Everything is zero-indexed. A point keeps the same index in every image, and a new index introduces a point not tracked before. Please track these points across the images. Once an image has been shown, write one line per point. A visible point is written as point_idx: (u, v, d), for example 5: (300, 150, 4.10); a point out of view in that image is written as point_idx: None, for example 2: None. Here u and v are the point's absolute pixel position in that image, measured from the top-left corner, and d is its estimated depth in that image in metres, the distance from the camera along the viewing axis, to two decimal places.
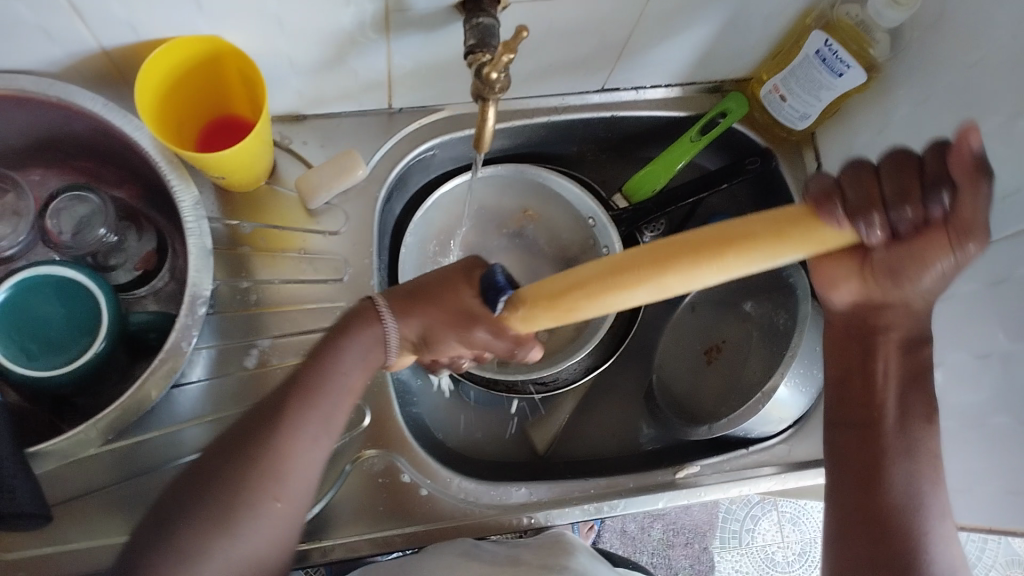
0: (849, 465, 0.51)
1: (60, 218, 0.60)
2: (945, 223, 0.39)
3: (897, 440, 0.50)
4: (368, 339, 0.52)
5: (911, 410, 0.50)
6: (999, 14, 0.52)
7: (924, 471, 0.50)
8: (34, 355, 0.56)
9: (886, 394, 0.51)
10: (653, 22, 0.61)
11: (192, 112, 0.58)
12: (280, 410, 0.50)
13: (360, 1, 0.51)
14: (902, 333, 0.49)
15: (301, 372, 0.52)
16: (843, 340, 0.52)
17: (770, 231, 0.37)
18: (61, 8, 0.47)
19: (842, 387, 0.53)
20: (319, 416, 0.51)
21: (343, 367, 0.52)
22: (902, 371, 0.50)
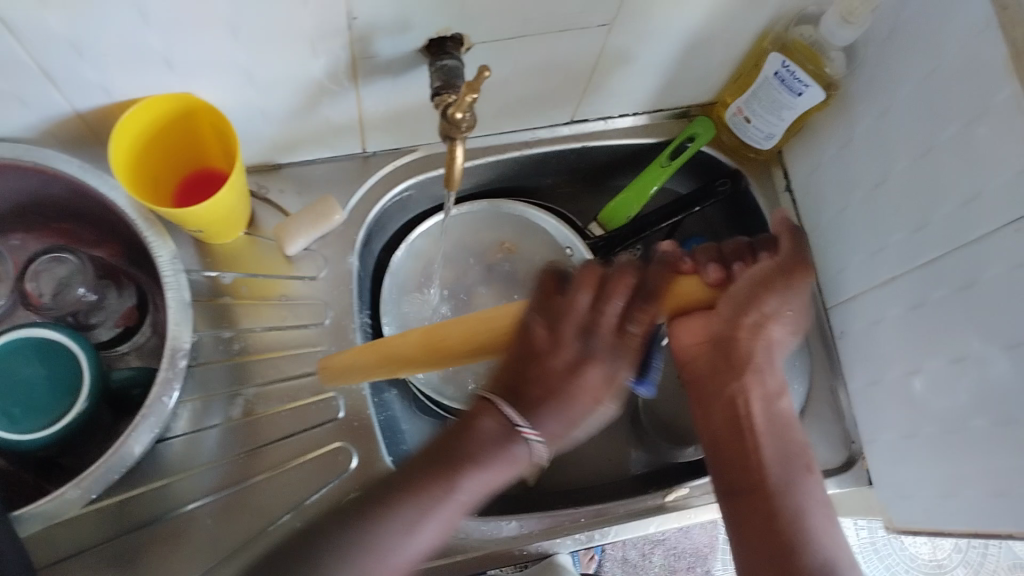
0: (750, 525, 0.57)
1: (40, 279, 0.61)
2: (778, 271, 0.55)
3: (781, 492, 0.57)
4: (501, 471, 0.51)
5: (790, 460, 0.59)
6: (947, 29, 0.54)
7: (819, 517, 0.57)
8: (18, 419, 0.56)
9: (761, 448, 0.59)
10: (615, 55, 0.62)
11: (167, 168, 0.59)
12: (408, 507, 0.48)
13: (328, 49, 0.52)
14: (759, 382, 0.59)
15: (452, 454, 0.50)
16: (707, 400, 0.61)
17: (649, 297, 0.54)
18: (34, 75, 0.47)
19: (717, 451, 0.60)
20: (455, 514, 0.49)
21: (476, 484, 0.50)
22: (769, 423, 0.59)
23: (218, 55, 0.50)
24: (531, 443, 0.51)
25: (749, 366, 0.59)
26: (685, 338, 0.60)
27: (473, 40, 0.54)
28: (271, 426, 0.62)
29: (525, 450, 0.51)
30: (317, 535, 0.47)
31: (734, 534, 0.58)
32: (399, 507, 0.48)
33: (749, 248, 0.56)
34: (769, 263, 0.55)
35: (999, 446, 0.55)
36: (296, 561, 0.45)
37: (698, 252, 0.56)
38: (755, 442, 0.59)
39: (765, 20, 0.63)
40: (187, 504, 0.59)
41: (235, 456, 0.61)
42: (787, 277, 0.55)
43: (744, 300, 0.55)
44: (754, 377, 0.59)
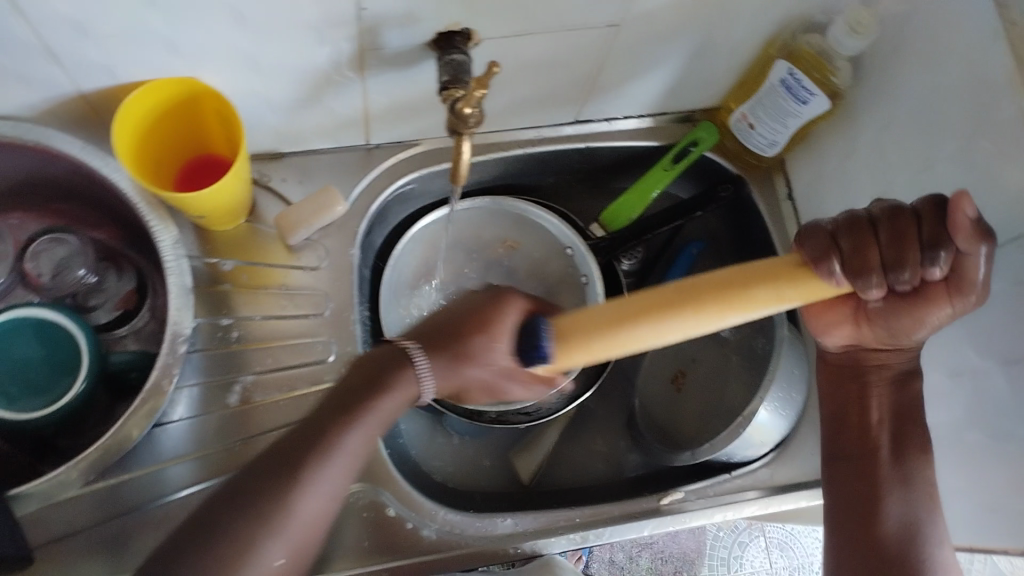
0: (845, 489, 0.58)
1: (40, 260, 0.61)
2: (948, 283, 0.50)
3: (891, 470, 0.57)
4: (394, 398, 0.52)
5: (906, 442, 0.57)
6: (953, 42, 0.54)
7: (921, 502, 0.55)
8: (15, 398, 0.56)
9: (876, 424, 0.58)
10: (622, 56, 0.62)
11: (171, 153, 0.59)
12: (299, 458, 0.48)
13: (335, 39, 0.52)
14: (902, 359, 0.57)
15: (332, 410, 0.51)
16: (838, 382, 0.61)
17: (778, 295, 0.48)
18: (41, 53, 0.47)
19: (835, 422, 0.61)
20: (346, 462, 0.50)
21: (367, 422, 0.51)
22: (896, 408, 0.58)
23: (225, 41, 0.50)
24: (424, 376, 0.53)
25: (870, 365, 0.58)
26: (834, 337, 0.59)
27: (480, 36, 0.55)
28: (267, 414, 0.62)
29: (419, 379, 0.53)
30: (237, 491, 0.47)
31: (829, 504, 0.59)
32: (293, 462, 0.48)
33: (899, 233, 0.48)
34: (944, 292, 0.50)
35: (993, 460, 0.55)
36: (230, 510, 0.46)
37: (842, 244, 0.49)
38: (868, 419, 0.59)
39: (772, 27, 0.63)
40: (180, 490, 0.59)
41: (231, 443, 0.61)
42: (958, 290, 0.49)
43: (884, 311, 0.54)
44: (876, 371, 0.58)
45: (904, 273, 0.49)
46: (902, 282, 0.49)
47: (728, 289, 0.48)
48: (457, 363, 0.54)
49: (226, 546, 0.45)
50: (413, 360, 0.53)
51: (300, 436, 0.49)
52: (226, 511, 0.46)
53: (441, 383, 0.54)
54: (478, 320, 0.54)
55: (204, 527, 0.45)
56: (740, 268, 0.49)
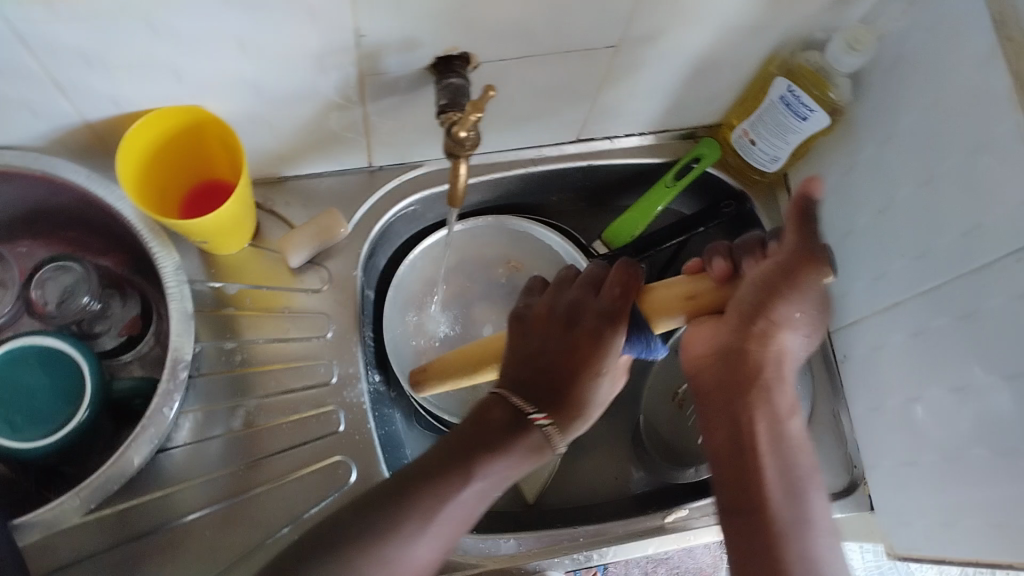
0: (745, 539, 0.57)
1: (46, 287, 0.61)
2: (794, 260, 0.53)
3: (780, 508, 0.57)
4: (514, 461, 0.55)
5: (793, 483, 0.59)
6: (951, 57, 0.54)
7: (819, 542, 0.56)
8: (19, 427, 0.56)
9: (765, 469, 0.59)
10: (621, 75, 0.63)
11: (174, 180, 0.60)
12: (437, 481, 0.52)
13: (335, 66, 0.52)
14: (770, 405, 0.60)
15: (460, 447, 0.54)
16: (713, 417, 0.62)
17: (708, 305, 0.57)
18: (43, 85, 0.48)
19: (722, 463, 0.61)
20: (459, 510, 0.52)
21: (488, 480, 0.54)
22: (773, 443, 0.60)
23: (227, 70, 0.51)
24: (547, 430, 0.56)
25: (755, 377, 0.60)
26: (698, 344, 0.62)
27: (479, 61, 0.55)
28: (272, 437, 0.63)
29: (537, 434, 0.56)
30: (346, 524, 0.50)
31: (729, 550, 0.58)
32: (434, 488, 0.52)
33: (769, 234, 0.54)
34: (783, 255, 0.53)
35: (1000, 478, 0.55)
36: (335, 536, 0.50)
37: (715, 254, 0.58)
38: (754, 460, 0.59)
39: (771, 44, 0.63)
40: (186, 515, 0.59)
41: (235, 466, 0.61)
42: (811, 266, 0.53)
43: (748, 307, 0.55)
44: (763, 395, 0.60)
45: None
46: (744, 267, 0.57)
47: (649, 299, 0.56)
48: (558, 418, 0.57)
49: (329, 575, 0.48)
50: (538, 426, 0.56)
51: (428, 474, 0.53)
52: (331, 542, 0.49)
53: (567, 436, 0.58)
54: (580, 356, 0.57)
55: (330, 543, 0.49)
56: (693, 283, 0.57)
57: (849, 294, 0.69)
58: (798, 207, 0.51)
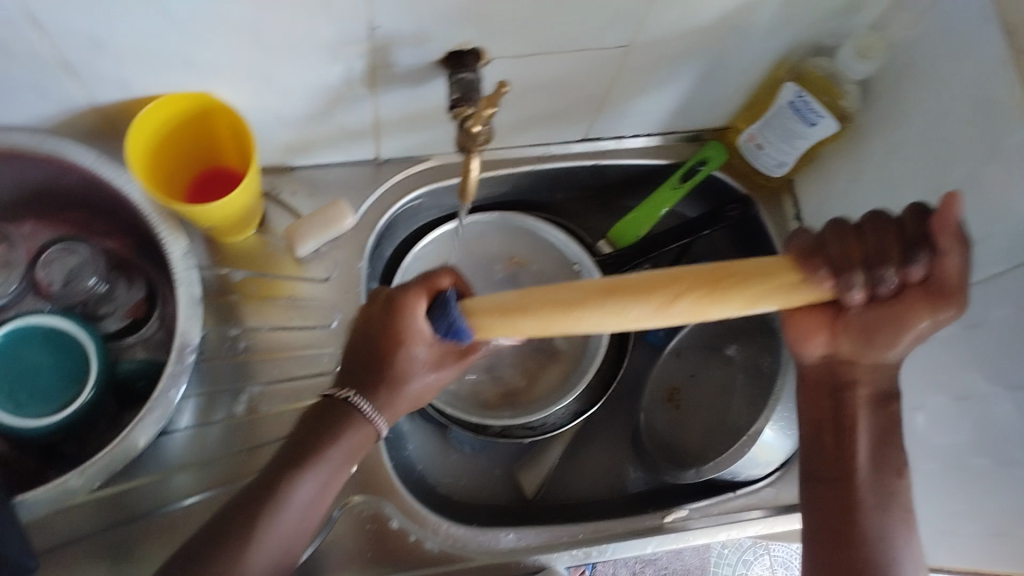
0: (823, 512, 0.55)
1: (51, 268, 0.62)
2: (927, 288, 0.49)
3: (869, 491, 0.54)
4: (347, 444, 0.52)
5: (885, 464, 0.55)
6: (961, 68, 0.55)
7: (895, 521, 0.54)
8: (23, 405, 0.57)
9: (858, 449, 0.55)
10: (632, 75, 0.63)
11: (183, 165, 0.60)
12: (252, 508, 0.49)
13: (347, 56, 0.52)
14: (875, 380, 0.55)
15: (285, 461, 0.51)
16: (815, 395, 0.57)
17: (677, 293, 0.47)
18: (57, 67, 0.48)
19: (815, 442, 0.57)
20: (297, 509, 0.50)
21: (320, 468, 0.51)
22: (878, 429, 0.55)
23: (238, 57, 0.51)
24: (366, 411, 0.53)
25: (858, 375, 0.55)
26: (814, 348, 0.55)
27: (490, 55, 0.55)
28: (272, 425, 0.63)
29: (363, 417, 0.53)
30: (213, 527, 0.49)
31: (806, 522, 0.56)
32: (256, 511, 0.49)
33: (899, 235, 0.48)
34: (922, 292, 0.49)
35: (1001, 485, 0.55)
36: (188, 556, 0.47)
37: (830, 241, 0.49)
38: (851, 437, 0.55)
39: (781, 49, 0.63)
40: (185, 499, 0.59)
41: (235, 452, 0.61)
42: (940, 299, 0.48)
43: (862, 325, 0.52)
44: (862, 389, 0.55)
45: (889, 270, 0.48)
46: (880, 286, 0.49)
47: (701, 288, 0.47)
48: (371, 393, 0.53)
49: None
50: (357, 408, 0.53)
51: (250, 494, 0.50)
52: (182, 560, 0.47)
53: (392, 413, 0.54)
54: (393, 339, 0.53)
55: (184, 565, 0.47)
56: (723, 266, 0.49)
57: None
58: (944, 226, 0.46)
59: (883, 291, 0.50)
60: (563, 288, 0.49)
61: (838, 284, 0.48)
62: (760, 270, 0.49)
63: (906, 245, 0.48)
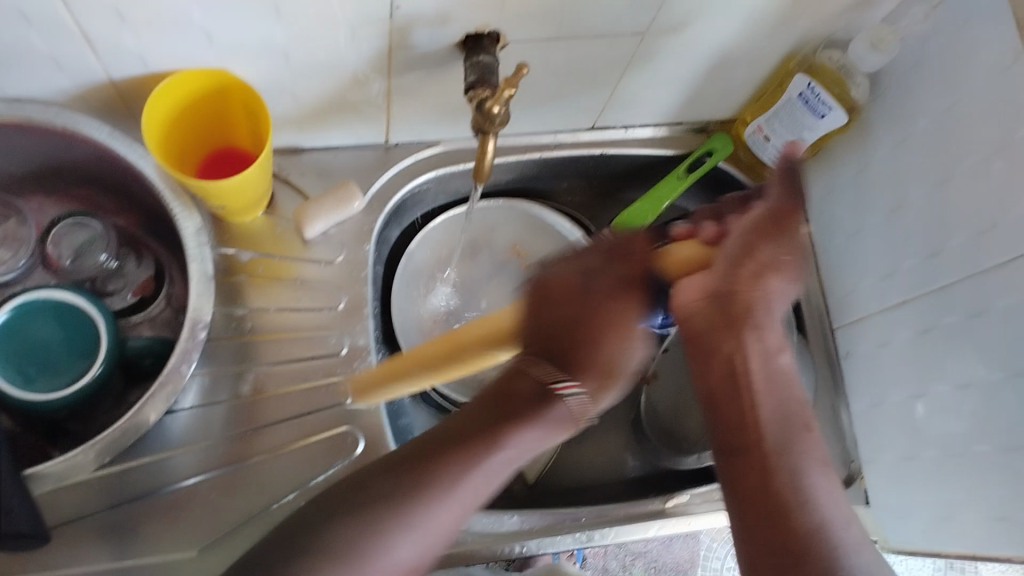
0: (743, 483, 0.53)
1: (60, 243, 0.61)
2: (766, 220, 0.56)
3: (777, 449, 0.53)
4: (534, 435, 0.49)
5: (785, 416, 0.55)
6: (973, 63, 0.55)
7: (813, 473, 0.53)
8: (32, 377, 0.56)
9: (759, 403, 0.55)
10: (643, 63, 0.63)
11: (195, 143, 0.60)
12: (464, 448, 0.48)
13: (365, 36, 0.52)
14: (757, 340, 0.57)
15: (478, 422, 0.49)
16: (703, 350, 0.58)
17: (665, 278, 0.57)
18: (73, 36, 0.48)
19: (716, 409, 0.57)
20: (468, 498, 0.48)
21: (510, 451, 0.49)
22: (766, 374, 0.56)
23: (258, 32, 0.51)
24: (576, 400, 0.50)
25: (743, 317, 0.57)
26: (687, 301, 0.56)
27: (508, 39, 0.56)
28: (277, 407, 0.63)
29: (568, 408, 0.50)
30: (409, 470, 0.48)
31: (727, 485, 0.54)
32: (454, 456, 0.48)
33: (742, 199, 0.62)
34: (761, 209, 0.57)
35: (1002, 473, 0.56)
36: (386, 484, 0.47)
37: (698, 219, 0.61)
38: (749, 395, 0.56)
39: (792, 42, 0.64)
40: (186, 479, 0.59)
41: (236, 432, 0.61)
42: (779, 227, 0.56)
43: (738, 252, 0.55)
44: (753, 333, 0.57)
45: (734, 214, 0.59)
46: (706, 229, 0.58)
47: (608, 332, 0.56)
48: (580, 377, 0.51)
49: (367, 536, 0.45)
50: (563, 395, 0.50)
51: (417, 455, 0.48)
52: (385, 492, 0.47)
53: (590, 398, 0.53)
54: (592, 325, 0.53)
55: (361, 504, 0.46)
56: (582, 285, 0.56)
57: (857, 291, 0.69)
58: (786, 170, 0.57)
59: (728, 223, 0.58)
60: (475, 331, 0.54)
61: (697, 230, 0.58)
62: (678, 251, 0.57)
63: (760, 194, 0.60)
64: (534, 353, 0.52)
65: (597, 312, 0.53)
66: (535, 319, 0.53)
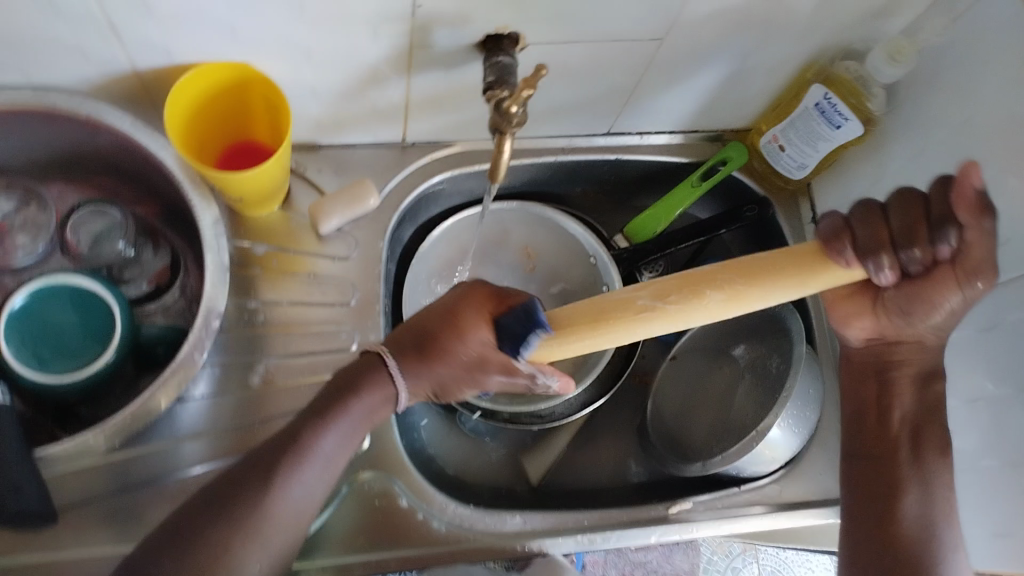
0: (869, 484, 0.59)
1: (80, 229, 0.62)
2: (954, 266, 0.50)
3: (913, 466, 0.57)
4: (368, 401, 0.54)
5: (925, 441, 0.58)
6: (991, 79, 0.56)
7: (939, 496, 0.56)
8: (46, 360, 0.57)
9: (898, 421, 0.58)
10: (661, 70, 0.64)
11: (216, 136, 0.61)
12: (295, 446, 0.52)
13: (386, 34, 0.53)
14: (920, 364, 0.58)
15: (306, 413, 0.54)
16: (861, 379, 0.61)
17: (797, 280, 0.49)
18: (100, 26, 0.48)
19: (858, 421, 0.61)
20: (319, 465, 0.53)
21: (339, 428, 0.53)
22: (921, 403, 0.58)
23: (280, 27, 0.51)
24: (398, 381, 0.55)
25: (900, 351, 0.57)
26: (861, 327, 0.58)
27: (526, 41, 0.56)
28: (286, 399, 0.63)
29: (392, 383, 0.55)
30: (253, 463, 0.52)
31: (847, 487, 0.60)
32: (296, 450, 0.52)
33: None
34: (949, 267, 0.50)
35: (1009, 490, 0.56)
36: (236, 478, 0.51)
37: (860, 220, 0.50)
38: (894, 416, 0.58)
39: (811, 51, 0.64)
40: (193, 468, 0.59)
41: (243, 423, 0.61)
42: (967, 278, 0.49)
43: (903, 296, 0.53)
44: (922, 363, 0.58)
45: (916, 251, 0.49)
46: (913, 263, 0.49)
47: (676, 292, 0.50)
48: (411, 370, 0.55)
49: (228, 526, 0.49)
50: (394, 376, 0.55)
51: (259, 458, 0.52)
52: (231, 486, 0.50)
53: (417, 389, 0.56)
54: (444, 335, 0.54)
55: (208, 504, 0.50)
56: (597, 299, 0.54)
57: None
58: (965, 199, 0.46)
59: (915, 268, 0.50)
60: (610, 307, 0.53)
61: (865, 265, 0.49)
62: (806, 255, 0.49)
63: (954, 230, 0.48)
64: (398, 347, 0.56)
65: (461, 317, 0.54)
66: (417, 322, 0.56)
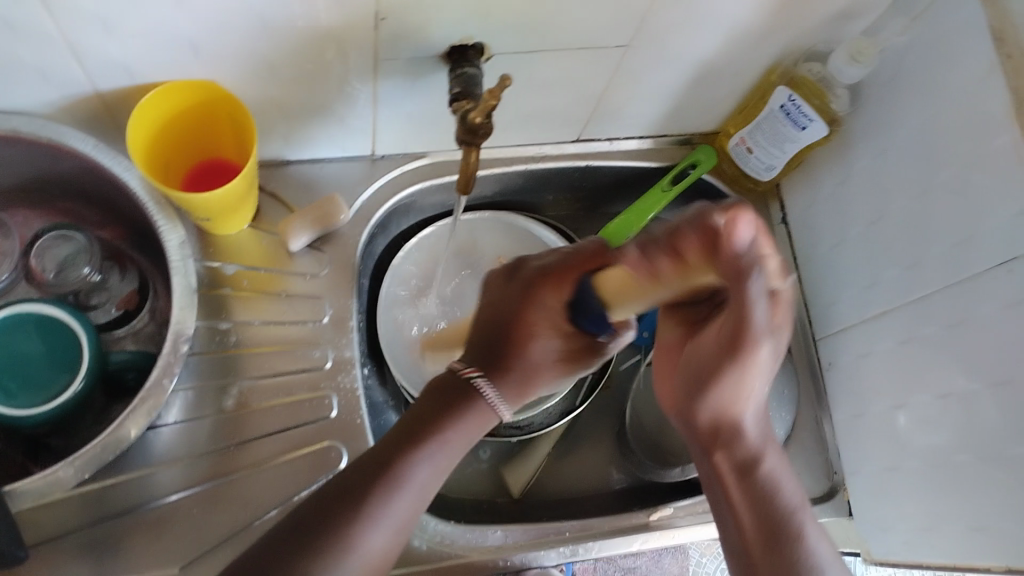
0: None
1: (44, 256, 0.61)
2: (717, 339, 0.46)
3: (771, 554, 0.50)
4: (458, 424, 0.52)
5: (778, 522, 0.51)
6: (950, 76, 0.56)
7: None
8: (14, 393, 0.56)
9: (743, 513, 0.52)
10: (627, 76, 0.64)
11: (179, 155, 0.60)
12: (385, 467, 0.49)
13: (350, 48, 0.53)
14: (735, 445, 0.54)
15: (402, 434, 0.51)
16: (705, 468, 0.56)
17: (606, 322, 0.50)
18: (59, 48, 0.48)
19: (717, 509, 0.55)
20: (413, 491, 0.49)
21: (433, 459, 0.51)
22: (749, 488, 0.53)
23: (242, 43, 0.51)
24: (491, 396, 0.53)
25: (715, 430, 0.54)
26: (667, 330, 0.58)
27: (492, 51, 0.56)
28: (261, 420, 0.62)
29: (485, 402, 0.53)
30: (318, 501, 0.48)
31: None
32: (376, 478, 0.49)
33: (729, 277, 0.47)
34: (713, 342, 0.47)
35: (981, 483, 0.56)
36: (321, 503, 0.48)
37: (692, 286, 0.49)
38: (733, 498, 0.53)
39: (775, 53, 0.65)
40: (169, 495, 0.58)
41: (218, 446, 0.60)
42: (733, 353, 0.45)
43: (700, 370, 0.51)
44: (731, 442, 0.54)
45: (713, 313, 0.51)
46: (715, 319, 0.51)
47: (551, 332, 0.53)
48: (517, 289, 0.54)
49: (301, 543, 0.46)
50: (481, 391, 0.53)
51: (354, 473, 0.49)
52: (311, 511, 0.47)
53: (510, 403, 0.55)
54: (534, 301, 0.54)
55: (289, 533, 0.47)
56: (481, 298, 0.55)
57: (838, 302, 0.70)
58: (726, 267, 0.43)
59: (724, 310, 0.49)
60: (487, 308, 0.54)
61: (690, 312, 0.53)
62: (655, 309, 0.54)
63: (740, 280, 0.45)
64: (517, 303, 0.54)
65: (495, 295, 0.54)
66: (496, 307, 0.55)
